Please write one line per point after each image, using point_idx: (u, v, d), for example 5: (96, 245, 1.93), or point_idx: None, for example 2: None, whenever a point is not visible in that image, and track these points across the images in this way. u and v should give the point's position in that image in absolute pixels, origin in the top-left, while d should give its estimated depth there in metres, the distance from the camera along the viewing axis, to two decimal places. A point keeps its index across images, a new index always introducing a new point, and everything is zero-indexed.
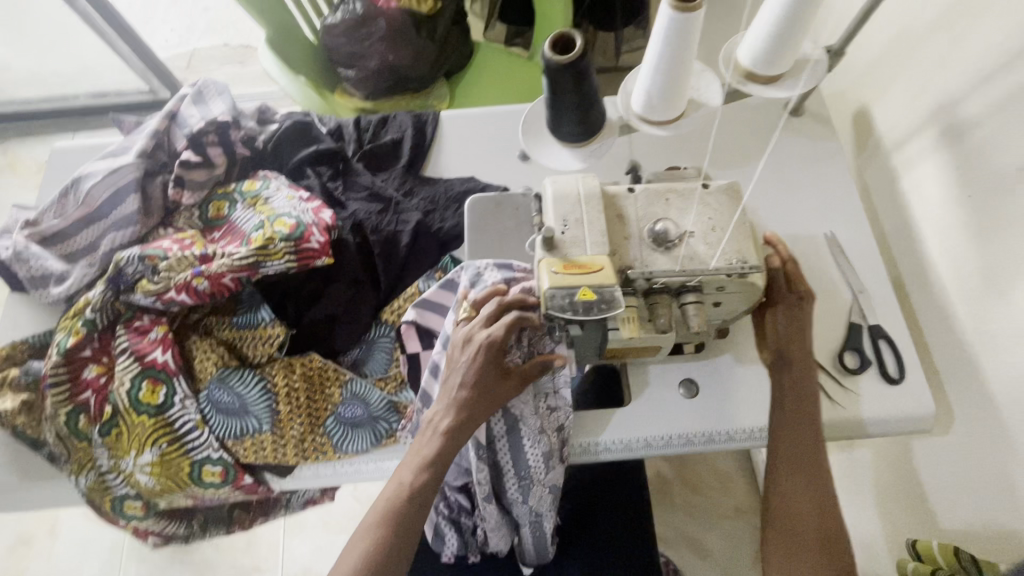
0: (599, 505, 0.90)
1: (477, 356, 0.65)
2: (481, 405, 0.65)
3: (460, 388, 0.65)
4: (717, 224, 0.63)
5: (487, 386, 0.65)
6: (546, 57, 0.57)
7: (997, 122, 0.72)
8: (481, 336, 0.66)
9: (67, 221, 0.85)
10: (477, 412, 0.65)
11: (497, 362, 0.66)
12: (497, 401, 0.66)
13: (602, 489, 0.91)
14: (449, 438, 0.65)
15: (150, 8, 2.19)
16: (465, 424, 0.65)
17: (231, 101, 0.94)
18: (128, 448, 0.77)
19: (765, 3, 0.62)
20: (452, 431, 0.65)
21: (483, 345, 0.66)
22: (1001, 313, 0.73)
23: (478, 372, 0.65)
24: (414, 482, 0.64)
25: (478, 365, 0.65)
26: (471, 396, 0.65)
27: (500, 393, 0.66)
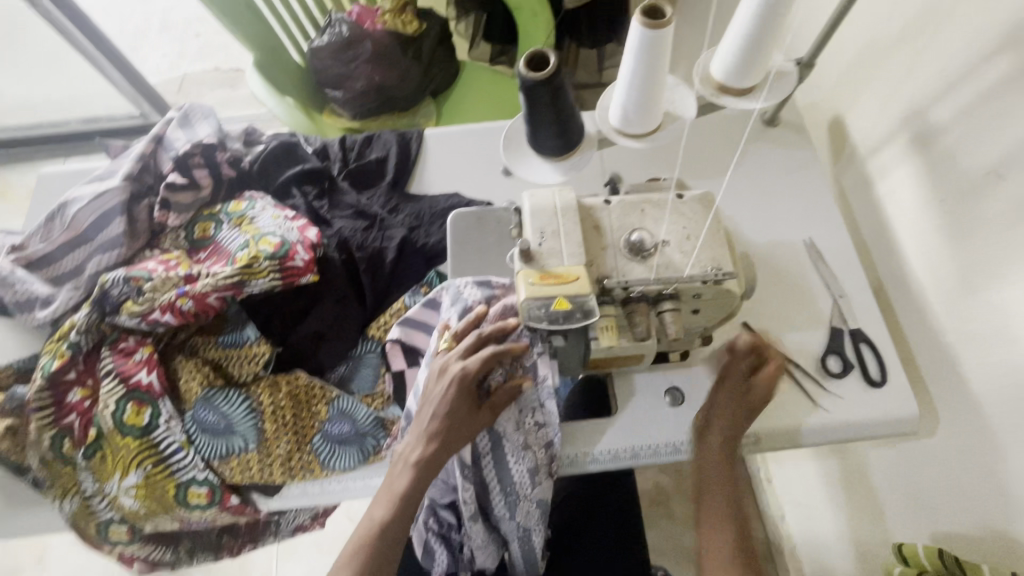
0: (591, 518, 0.90)
1: (449, 390, 0.66)
2: (452, 438, 0.66)
3: (431, 422, 0.67)
4: (691, 233, 0.65)
5: (458, 419, 0.66)
6: (521, 74, 0.58)
7: (965, 127, 0.74)
8: (455, 368, 0.67)
9: (54, 245, 0.85)
10: (448, 445, 0.66)
11: (469, 395, 0.67)
12: (469, 433, 0.67)
13: (593, 501, 0.91)
14: (420, 472, 0.67)
15: (141, 35, 2.22)
16: (435, 458, 0.66)
17: (217, 125, 0.96)
18: (112, 471, 0.76)
19: (733, 19, 0.64)
20: (421, 465, 0.66)
21: (457, 379, 0.66)
22: (979, 313, 0.74)
23: (449, 406, 0.66)
24: (384, 518, 0.67)
25: (450, 399, 0.66)
26: (441, 430, 0.66)
27: (471, 425, 0.67)
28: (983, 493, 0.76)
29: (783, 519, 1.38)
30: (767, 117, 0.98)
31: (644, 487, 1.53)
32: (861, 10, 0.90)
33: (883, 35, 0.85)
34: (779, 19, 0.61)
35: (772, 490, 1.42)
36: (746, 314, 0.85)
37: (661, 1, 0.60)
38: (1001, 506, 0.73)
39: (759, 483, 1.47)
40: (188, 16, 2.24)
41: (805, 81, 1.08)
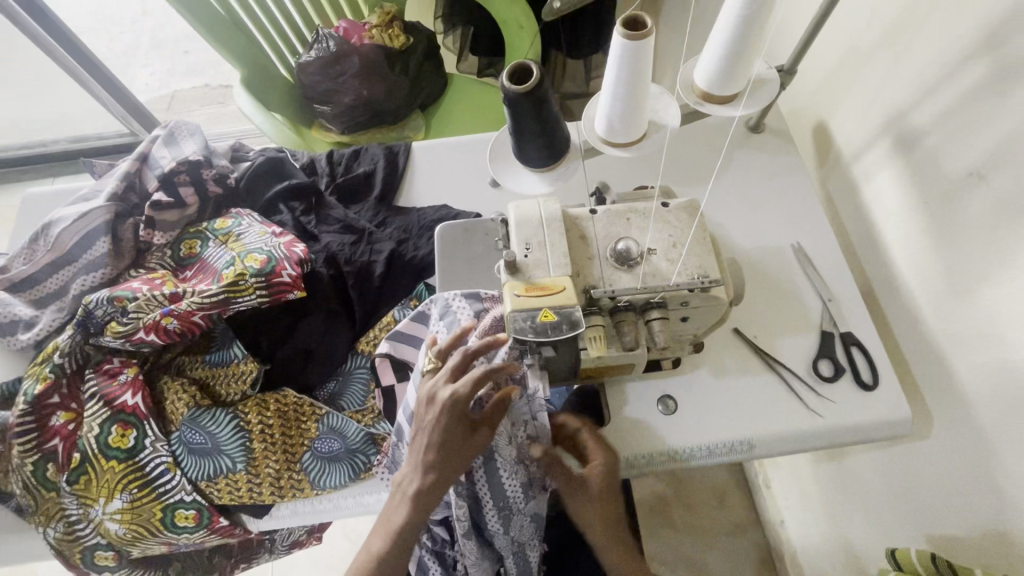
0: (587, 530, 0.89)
1: (439, 418, 0.64)
2: (448, 465, 0.64)
3: (426, 452, 0.65)
4: (677, 240, 0.65)
5: (454, 446, 0.64)
6: (503, 86, 0.59)
7: (945, 130, 0.75)
8: (442, 395, 0.64)
9: (36, 266, 0.84)
10: (445, 474, 0.65)
11: (459, 421, 0.64)
12: (466, 458, 0.65)
13: None
14: (420, 502, 0.65)
15: (129, 54, 2.22)
16: (434, 486, 0.65)
17: (203, 141, 0.94)
18: (97, 495, 0.75)
19: (714, 29, 0.64)
20: (419, 496, 0.65)
21: (446, 407, 0.63)
22: (966, 314, 0.74)
23: (442, 434, 0.64)
24: (383, 550, 0.66)
25: (441, 428, 0.64)
26: (436, 459, 0.64)
27: (467, 450, 0.65)
28: (978, 495, 0.76)
29: (781, 525, 1.38)
30: (752, 123, 0.99)
31: (642, 495, 1.52)
32: (839, 17, 0.91)
33: (861, 41, 0.86)
34: (757, 28, 0.62)
35: (770, 495, 1.41)
36: (736, 320, 0.85)
37: (641, 12, 0.61)
38: (997, 507, 0.73)
39: (757, 489, 1.46)
40: (177, 34, 2.25)
41: (788, 87, 1.09)
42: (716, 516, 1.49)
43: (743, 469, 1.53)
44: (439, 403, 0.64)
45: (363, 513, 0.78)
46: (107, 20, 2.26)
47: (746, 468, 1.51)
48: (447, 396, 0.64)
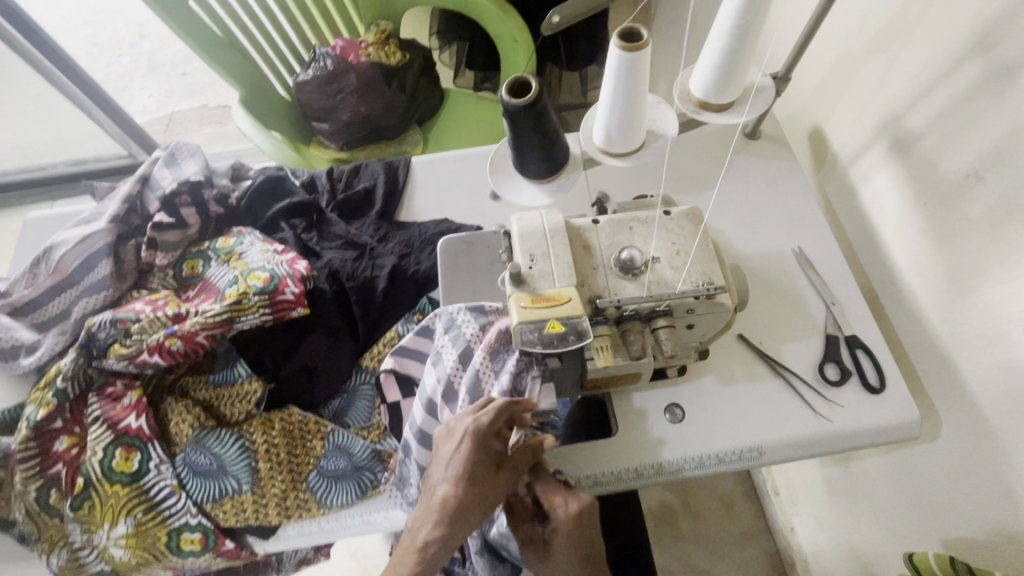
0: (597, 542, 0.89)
1: (465, 451, 0.60)
2: (470, 509, 0.58)
3: (445, 491, 0.59)
4: (680, 248, 0.65)
5: (478, 487, 0.59)
6: (503, 99, 0.59)
7: (941, 131, 0.76)
8: (467, 425, 0.61)
9: (39, 290, 0.84)
10: (466, 518, 0.58)
11: (486, 456, 0.60)
12: (489, 502, 0.60)
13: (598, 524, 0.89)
14: (434, 554, 0.57)
15: (127, 77, 2.24)
16: (451, 534, 0.57)
17: (204, 161, 0.95)
18: (101, 520, 0.74)
19: (709, 39, 0.65)
20: (433, 544, 0.57)
21: (472, 435, 0.60)
22: (971, 314, 0.74)
23: (468, 470, 0.59)
24: None
25: (466, 459, 0.59)
26: (459, 500, 0.58)
27: (490, 488, 0.60)
28: (990, 496, 0.75)
29: (791, 531, 1.36)
30: (748, 131, 1.00)
31: (650, 504, 1.50)
32: (830, 24, 0.92)
33: (854, 47, 0.88)
34: (752, 37, 0.63)
35: (779, 501, 1.40)
36: (740, 326, 0.85)
37: (637, 24, 0.62)
38: (1009, 508, 0.72)
39: (766, 496, 1.45)
40: (174, 55, 2.28)
41: (782, 94, 1.10)
42: (725, 525, 1.47)
43: (751, 475, 1.51)
44: (466, 434, 0.60)
45: (374, 532, 0.75)
46: (105, 44, 2.28)
47: (754, 475, 1.50)
48: (474, 427, 0.60)
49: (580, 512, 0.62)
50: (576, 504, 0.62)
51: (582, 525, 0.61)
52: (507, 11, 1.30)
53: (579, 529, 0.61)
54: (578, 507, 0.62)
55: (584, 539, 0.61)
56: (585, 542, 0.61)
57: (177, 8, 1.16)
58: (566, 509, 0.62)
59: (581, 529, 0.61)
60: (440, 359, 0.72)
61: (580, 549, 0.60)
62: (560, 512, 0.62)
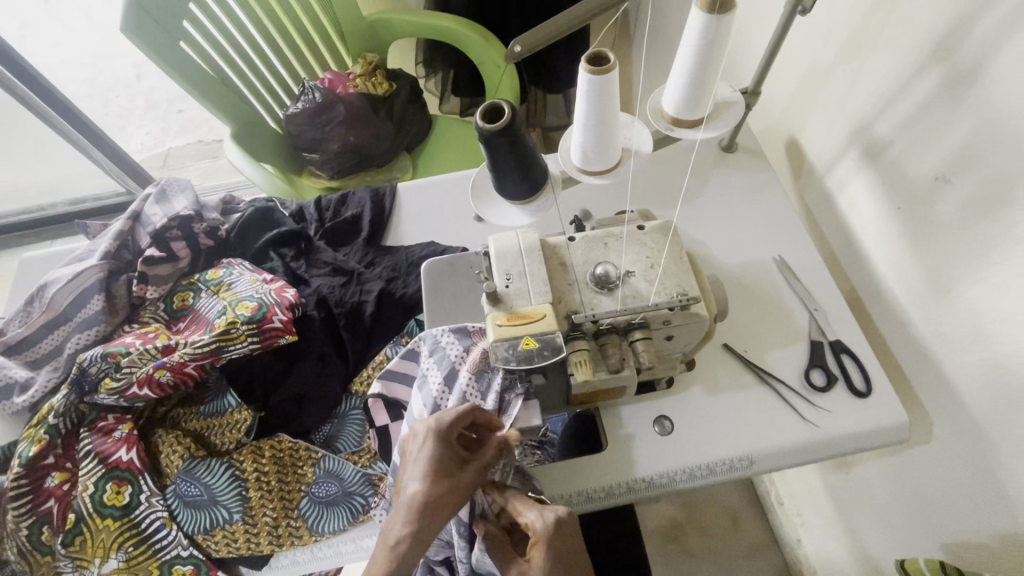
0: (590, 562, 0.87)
1: (429, 447, 0.61)
2: (439, 502, 0.58)
3: (414, 487, 0.59)
4: (654, 261, 0.66)
5: (445, 479, 0.59)
6: (478, 125, 0.61)
7: (907, 137, 0.78)
8: (430, 424, 0.62)
9: (32, 328, 0.85)
10: (436, 511, 0.57)
11: (450, 450, 0.61)
12: (460, 494, 0.59)
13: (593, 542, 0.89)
14: (407, 550, 0.56)
15: (124, 116, 2.30)
16: (421, 532, 0.56)
17: (194, 196, 0.97)
18: (92, 556, 0.74)
19: (675, 60, 0.68)
20: (403, 542, 0.56)
21: (434, 431, 0.61)
22: (950, 314, 0.75)
23: (433, 465, 0.60)
24: None
25: (431, 455, 0.60)
26: (428, 494, 0.58)
27: (460, 483, 0.60)
28: (984, 495, 0.75)
29: (799, 542, 1.34)
30: (725, 143, 1.02)
31: (655, 521, 1.49)
32: (796, 38, 0.95)
33: (821, 60, 0.90)
34: (715, 55, 0.65)
35: (784, 512, 1.38)
36: (725, 335, 0.85)
37: (603, 48, 0.64)
38: (1003, 506, 0.72)
39: (771, 507, 1.43)
40: (171, 94, 2.34)
41: (757, 106, 1.12)
42: (731, 538, 1.45)
43: (754, 486, 1.50)
44: (427, 431, 0.62)
45: (365, 557, 0.77)
46: (103, 86, 2.35)
47: (757, 486, 1.48)
48: (436, 424, 0.62)
49: (560, 522, 0.61)
50: (554, 514, 0.61)
51: (562, 533, 0.60)
52: (488, 39, 1.35)
53: (559, 535, 0.60)
54: (556, 516, 0.61)
55: (564, 548, 0.59)
56: (565, 552, 0.59)
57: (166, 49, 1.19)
58: (543, 517, 0.61)
59: (559, 536, 0.60)
60: (426, 382, 0.72)
61: (561, 558, 0.59)
62: (538, 523, 0.60)
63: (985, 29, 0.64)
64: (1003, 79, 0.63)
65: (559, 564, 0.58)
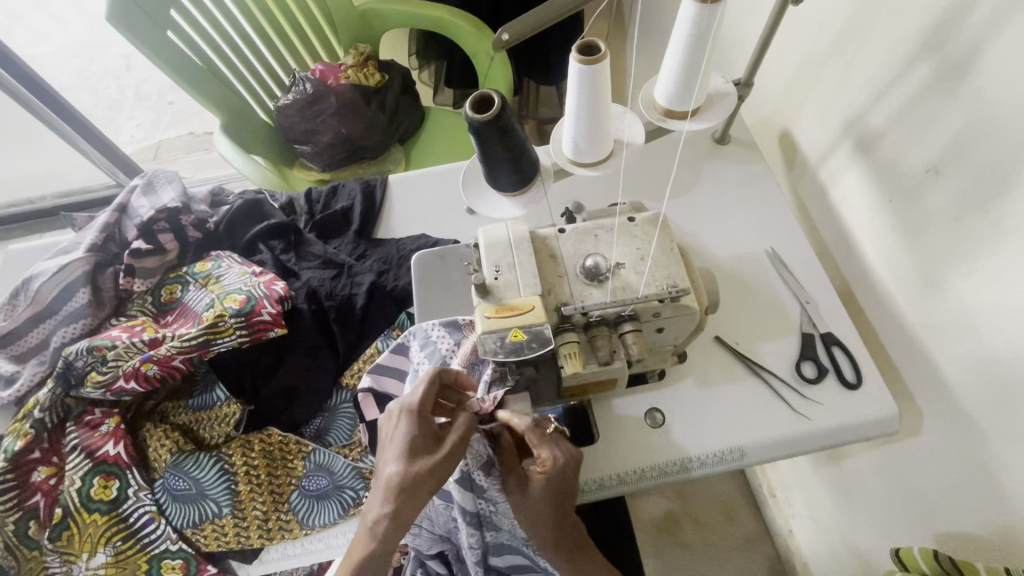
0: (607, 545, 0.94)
1: (405, 427, 0.61)
2: (416, 485, 0.58)
3: (393, 469, 0.59)
4: (645, 253, 0.66)
5: (422, 461, 0.59)
6: (467, 116, 0.60)
7: (900, 129, 0.77)
8: (402, 403, 0.62)
9: (17, 321, 0.84)
10: (413, 493, 0.58)
11: (426, 426, 0.61)
12: (436, 474, 0.59)
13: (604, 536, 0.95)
14: (387, 531, 0.58)
15: (114, 108, 2.27)
16: (402, 511, 0.58)
17: (181, 187, 0.96)
18: (80, 551, 0.74)
19: (668, 50, 0.67)
20: (385, 522, 0.58)
21: (406, 412, 0.61)
22: (941, 306, 0.75)
23: (409, 446, 0.60)
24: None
25: (404, 435, 0.60)
26: (406, 476, 0.59)
27: (438, 462, 0.59)
28: (976, 487, 0.75)
29: (790, 533, 1.35)
30: (718, 135, 1.02)
31: (649, 513, 1.49)
32: (790, 29, 0.95)
33: (815, 50, 0.89)
34: (708, 45, 0.64)
35: (776, 503, 1.39)
36: (716, 328, 0.85)
37: (595, 38, 0.63)
38: (993, 497, 0.73)
39: (763, 498, 1.45)
40: (161, 85, 2.31)
41: (750, 99, 1.12)
42: (724, 529, 1.47)
43: (747, 478, 1.51)
44: (401, 412, 0.62)
45: None
46: (92, 77, 2.31)
47: (750, 478, 1.50)
48: (410, 403, 0.61)
49: (568, 462, 0.63)
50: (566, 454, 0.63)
51: (564, 473, 0.62)
52: (481, 30, 1.33)
53: (561, 476, 0.62)
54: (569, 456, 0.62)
55: (563, 484, 0.63)
56: (559, 487, 0.63)
57: (152, 38, 1.18)
58: (554, 457, 0.62)
59: (562, 475, 0.62)
60: (417, 376, 0.72)
61: (555, 493, 0.63)
62: (548, 459, 0.62)
63: (978, 20, 0.64)
64: (995, 72, 0.63)
65: (552, 496, 0.63)
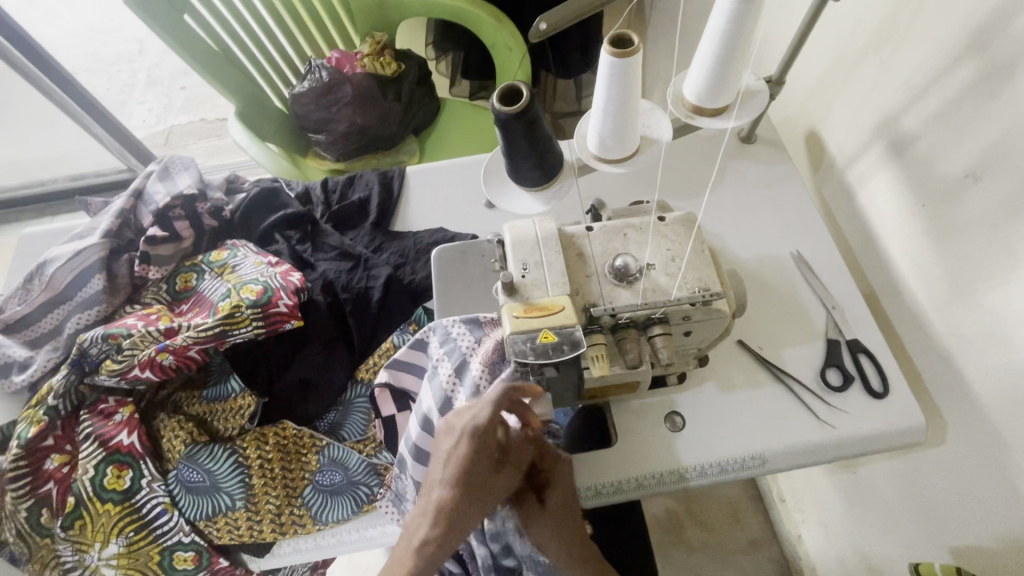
0: (617, 551, 0.93)
1: (465, 451, 0.58)
2: (467, 512, 0.57)
3: (445, 492, 0.58)
4: (675, 254, 0.64)
5: (476, 488, 0.58)
6: (494, 108, 0.58)
7: (936, 132, 0.75)
8: (467, 422, 0.59)
9: (31, 306, 0.84)
10: (459, 519, 0.57)
11: (483, 452, 0.58)
12: (487, 500, 0.59)
13: (614, 539, 0.94)
14: (429, 557, 0.56)
15: (126, 92, 2.25)
16: (449, 537, 0.57)
17: (197, 174, 0.95)
18: (92, 540, 0.73)
19: (701, 43, 0.65)
20: (430, 547, 0.56)
21: (469, 434, 0.58)
22: (973, 316, 0.73)
23: (468, 471, 0.58)
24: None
25: (464, 457, 0.58)
26: (457, 500, 0.57)
27: (491, 486, 0.59)
28: (999, 503, 0.74)
29: (799, 538, 1.34)
30: (743, 135, 1.00)
31: (655, 513, 1.48)
32: (824, 26, 0.92)
33: (848, 49, 0.87)
34: (745, 41, 0.62)
35: (785, 508, 1.38)
36: (739, 331, 0.83)
37: (627, 30, 0.61)
38: (1018, 513, 0.71)
39: (771, 502, 1.43)
40: (174, 70, 2.29)
41: (777, 97, 1.09)
42: (731, 532, 1.45)
43: (756, 482, 1.49)
44: (464, 433, 0.59)
45: (368, 548, 0.75)
46: (105, 61, 2.30)
47: (758, 482, 1.48)
48: (474, 427, 0.58)
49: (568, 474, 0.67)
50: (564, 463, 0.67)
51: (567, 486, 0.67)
52: (501, 21, 1.30)
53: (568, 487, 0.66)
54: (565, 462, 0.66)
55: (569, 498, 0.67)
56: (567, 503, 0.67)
57: (168, 20, 1.16)
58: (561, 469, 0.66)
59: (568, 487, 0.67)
60: (436, 373, 0.71)
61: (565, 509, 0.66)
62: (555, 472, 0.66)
63: None
64: None
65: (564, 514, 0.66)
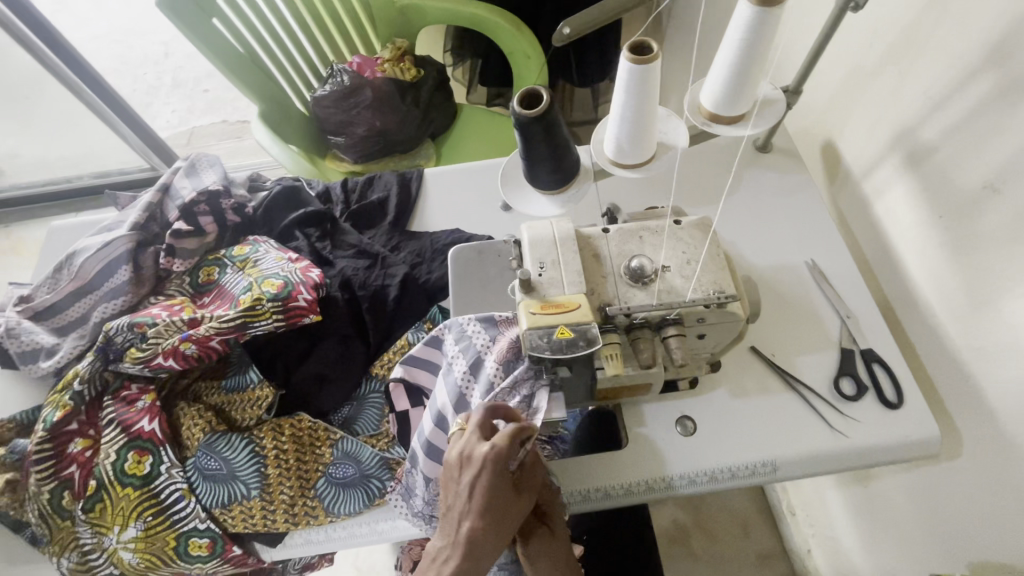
0: None
1: (483, 482, 0.58)
2: (491, 541, 0.59)
3: (467, 524, 0.59)
4: (690, 257, 0.65)
5: (496, 517, 0.59)
6: (514, 111, 0.60)
7: (955, 143, 0.75)
8: (483, 454, 0.58)
9: (59, 294, 0.87)
10: (488, 549, 0.59)
11: (504, 482, 0.59)
12: (508, 527, 0.60)
13: None
14: None
15: (151, 93, 2.31)
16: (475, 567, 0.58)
17: (222, 171, 0.98)
18: (111, 524, 0.75)
19: (720, 50, 0.65)
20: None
21: (487, 468, 0.58)
22: (991, 328, 0.72)
23: (487, 503, 0.58)
24: None
25: (483, 491, 0.58)
26: (479, 532, 0.59)
27: (510, 513, 0.60)
28: (1014, 519, 0.72)
29: (809, 552, 1.32)
30: (760, 143, 1.00)
31: (663, 523, 1.47)
32: (842, 36, 0.92)
33: (867, 59, 0.87)
34: (763, 50, 0.62)
35: (795, 521, 1.36)
36: (753, 338, 0.84)
37: (647, 37, 0.62)
38: None
39: (782, 515, 1.42)
40: (198, 72, 2.35)
41: (794, 107, 1.10)
42: (740, 544, 1.44)
43: (765, 494, 1.48)
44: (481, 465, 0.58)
45: (378, 542, 0.76)
46: (132, 63, 2.36)
47: (768, 493, 1.47)
48: (490, 459, 0.58)
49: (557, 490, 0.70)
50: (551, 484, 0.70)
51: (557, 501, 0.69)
52: (520, 28, 1.32)
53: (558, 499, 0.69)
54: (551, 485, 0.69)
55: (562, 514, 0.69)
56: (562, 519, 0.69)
57: (199, 23, 1.20)
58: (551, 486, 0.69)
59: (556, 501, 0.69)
60: (450, 370, 0.72)
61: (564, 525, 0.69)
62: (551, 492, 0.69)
63: None
64: None
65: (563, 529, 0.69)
